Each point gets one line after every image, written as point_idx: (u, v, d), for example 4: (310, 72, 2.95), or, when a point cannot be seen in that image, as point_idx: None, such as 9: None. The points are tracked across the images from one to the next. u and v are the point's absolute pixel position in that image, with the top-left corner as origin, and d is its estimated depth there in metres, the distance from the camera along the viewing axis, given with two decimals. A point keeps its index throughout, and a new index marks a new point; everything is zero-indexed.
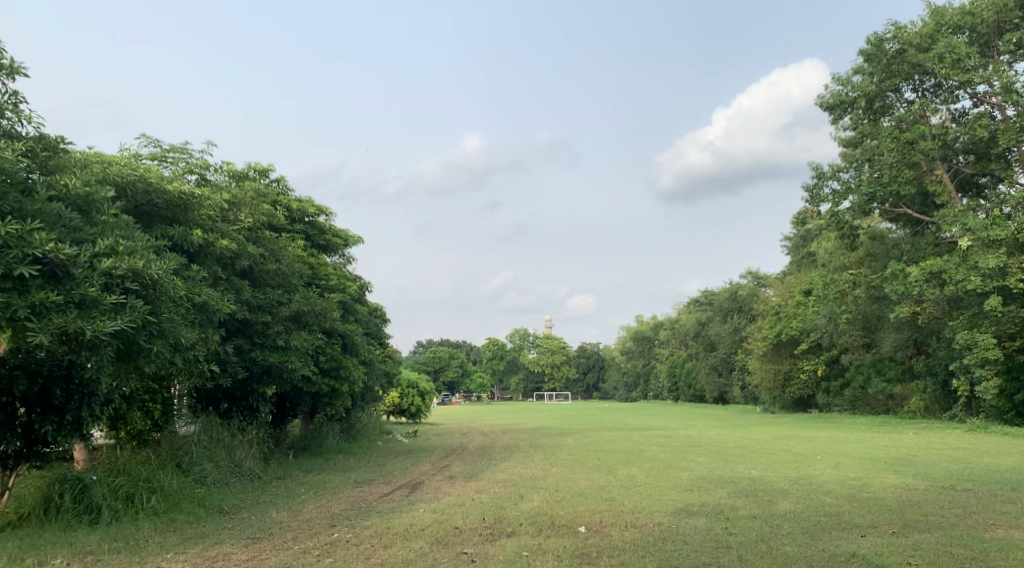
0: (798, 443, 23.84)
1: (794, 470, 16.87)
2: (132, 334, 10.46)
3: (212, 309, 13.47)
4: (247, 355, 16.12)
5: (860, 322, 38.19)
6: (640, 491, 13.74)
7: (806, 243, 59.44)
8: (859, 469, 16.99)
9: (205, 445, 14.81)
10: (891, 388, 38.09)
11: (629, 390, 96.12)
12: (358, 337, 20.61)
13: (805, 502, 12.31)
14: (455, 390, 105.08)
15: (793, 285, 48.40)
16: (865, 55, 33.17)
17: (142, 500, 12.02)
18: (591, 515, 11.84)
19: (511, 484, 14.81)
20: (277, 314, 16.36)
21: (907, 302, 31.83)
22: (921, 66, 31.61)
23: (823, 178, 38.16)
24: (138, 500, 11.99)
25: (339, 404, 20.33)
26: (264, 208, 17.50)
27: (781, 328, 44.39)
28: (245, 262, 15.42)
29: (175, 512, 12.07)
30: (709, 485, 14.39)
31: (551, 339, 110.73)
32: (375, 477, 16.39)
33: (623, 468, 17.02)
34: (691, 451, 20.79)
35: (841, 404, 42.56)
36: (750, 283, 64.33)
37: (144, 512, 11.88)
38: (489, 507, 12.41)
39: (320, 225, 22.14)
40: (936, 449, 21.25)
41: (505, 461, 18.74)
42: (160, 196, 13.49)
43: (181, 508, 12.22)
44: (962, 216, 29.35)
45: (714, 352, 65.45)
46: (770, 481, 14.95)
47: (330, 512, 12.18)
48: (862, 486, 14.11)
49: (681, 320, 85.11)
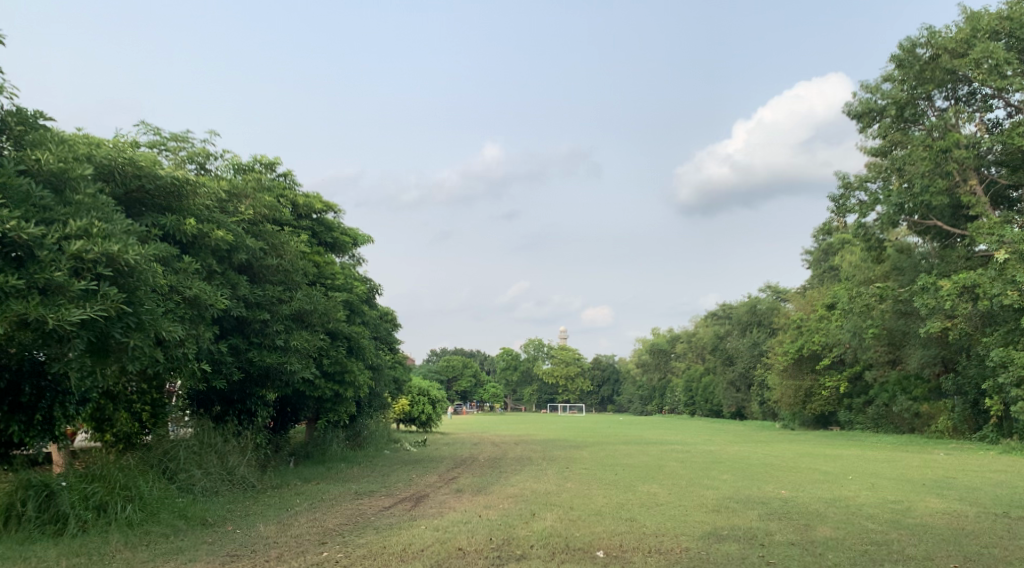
0: (824, 461, 22.61)
1: (827, 491, 15.69)
2: (106, 326, 9.49)
3: (204, 304, 12.56)
4: (244, 354, 15.08)
5: (885, 337, 36.89)
6: (663, 511, 12.61)
7: (828, 256, 58.20)
8: (898, 491, 15.77)
9: (195, 449, 13.84)
10: (917, 406, 36.68)
11: (645, 404, 94.69)
12: (364, 340, 19.61)
13: (848, 528, 11.15)
14: (468, 400, 103.91)
15: (815, 299, 47.07)
16: (896, 61, 32.02)
17: (116, 510, 11.04)
18: (611, 539, 10.72)
19: (523, 500, 13.70)
20: (277, 313, 15.35)
21: (938, 317, 30.53)
22: (956, 72, 30.36)
23: (850, 188, 36.91)
24: (111, 509, 11.01)
25: (343, 410, 19.32)
26: (268, 200, 16.57)
27: (803, 342, 43.05)
28: (242, 255, 14.45)
29: (151, 524, 11.06)
30: (738, 507, 13.25)
31: (566, 349, 109.55)
32: (377, 489, 15.34)
33: (643, 484, 15.92)
34: (713, 468, 19.62)
35: (863, 422, 41.22)
36: (769, 297, 62.94)
37: (117, 523, 10.89)
38: (497, 526, 11.34)
39: (328, 223, 21.17)
40: (974, 471, 19.94)
41: (516, 474, 17.68)
42: (150, 181, 12.66)
43: (161, 519, 11.23)
44: (998, 228, 28.03)
45: (732, 366, 64.03)
46: (804, 502, 13.80)
47: (323, 527, 11.11)
48: (906, 511, 12.90)
49: (699, 333, 83.78)
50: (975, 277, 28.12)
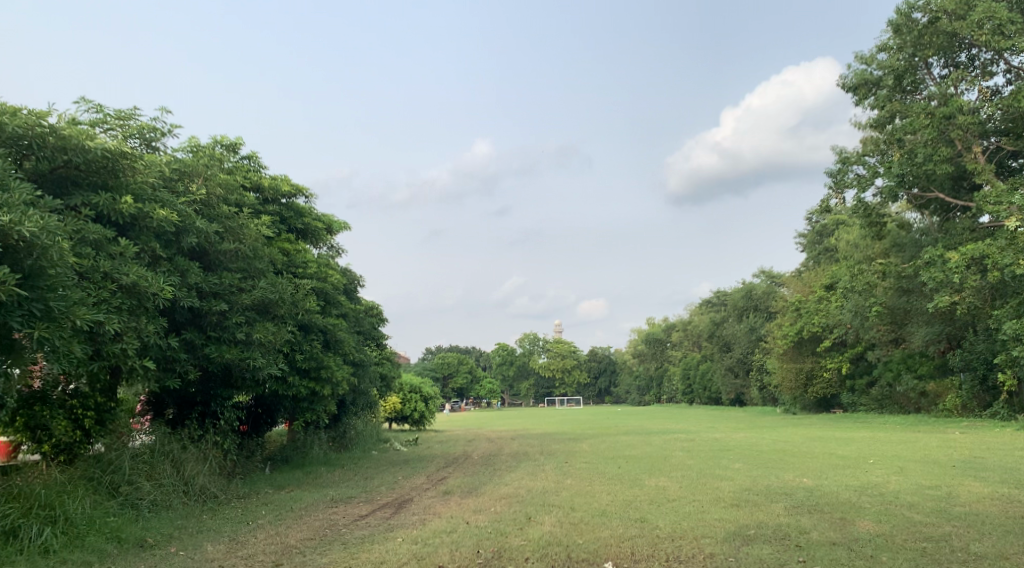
0: (837, 445, 21.10)
1: (852, 477, 14.22)
2: (2, 314, 8.37)
3: (145, 292, 11.03)
4: (200, 351, 13.44)
5: (886, 316, 35.26)
6: (676, 508, 11.12)
7: (822, 238, 56.82)
8: (930, 475, 14.30)
9: (146, 458, 12.30)
10: (923, 385, 35.16)
11: (642, 394, 93.29)
12: (342, 332, 18.06)
13: (892, 521, 9.69)
14: (464, 397, 102.16)
15: (813, 280, 45.66)
16: (893, 26, 30.46)
17: (30, 535, 9.50)
18: (620, 545, 9.23)
19: (517, 502, 12.16)
20: (237, 303, 13.75)
21: (946, 290, 28.97)
22: (958, 36, 28.77)
23: (848, 162, 35.47)
24: (23, 534, 9.47)
25: (321, 410, 17.78)
26: (224, 178, 14.94)
27: (803, 325, 41.52)
28: (192, 238, 12.85)
29: (72, 551, 9.53)
30: (761, 500, 11.75)
31: (561, 342, 108.16)
32: (357, 494, 13.82)
33: (650, 478, 14.38)
34: (723, 457, 18.07)
35: (867, 404, 39.76)
36: (765, 282, 61.52)
37: (29, 550, 9.35)
38: (485, 535, 9.81)
39: (298, 208, 19.52)
40: (1002, 450, 18.49)
41: (510, 472, 16.14)
42: (78, 154, 11.22)
43: (86, 543, 9.72)
44: (1005, 195, 26.38)
45: (730, 353, 62.52)
46: (833, 492, 12.31)
47: (283, 544, 9.62)
48: (950, 497, 11.48)
49: (694, 321, 82.40)
50: (984, 247, 26.59)
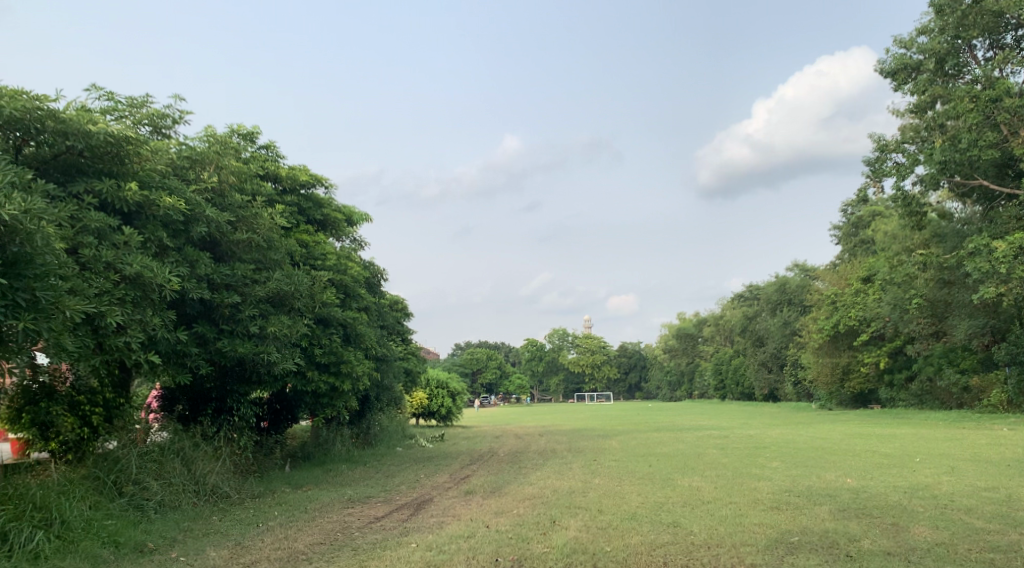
0: (879, 442, 20.10)
1: (901, 478, 13.33)
2: None
3: (150, 285, 10.51)
4: (212, 346, 12.90)
5: (928, 309, 34.02)
6: (712, 511, 10.40)
7: (857, 230, 55.39)
8: (985, 475, 13.37)
9: (154, 457, 11.81)
10: (966, 380, 33.87)
11: (673, 389, 92.07)
12: (362, 326, 17.49)
13: (949, 528, 8.91)
14: (492, 393, 101.58)
15: (848, 273, 44.44)
16: (935, 7, 29.21)
17: (21, 540, 9.00)
18: (652, 554, 8.52)
19: (542, 504, 11.50)
20: (250, 295, 13.19)
21: (992, 281, 27.66)
22: (1003, 16, 27.52)
23: (887, 150, 34.29)
24: (15, 536, 9.03)
25: (340, 406, 17.20)
26: (236, 165, 14.35)
27: (839, 318, 40.33)
28: (201, 227, 12.32)
29: (65, 556, 9.06)
30: (803, 502, 10.98)
31: (591, 337, 107.21)
32: (374, 494, 13.22)
33: (683, 478, 13.61)
34: (760, 456, 17.21)
35: (906, 399, 38.47)
36: (799, 276, 60.18)
37: (21, 554, 8.91)
38: (505, 541, 9.14)
39: (316, 197, 18.95)
40: None
41: (537, 471, 15.45)
42: (80, 140, 10.75)
43: (80, 548, 9.25)
44: None
45: (763, 347, 61.24)
46: (881, 494, 11.47)
47: (290, 551, 9.09)
48: (1009, 500, 10.63)
49: (726, 316, 81.02)
50: None
